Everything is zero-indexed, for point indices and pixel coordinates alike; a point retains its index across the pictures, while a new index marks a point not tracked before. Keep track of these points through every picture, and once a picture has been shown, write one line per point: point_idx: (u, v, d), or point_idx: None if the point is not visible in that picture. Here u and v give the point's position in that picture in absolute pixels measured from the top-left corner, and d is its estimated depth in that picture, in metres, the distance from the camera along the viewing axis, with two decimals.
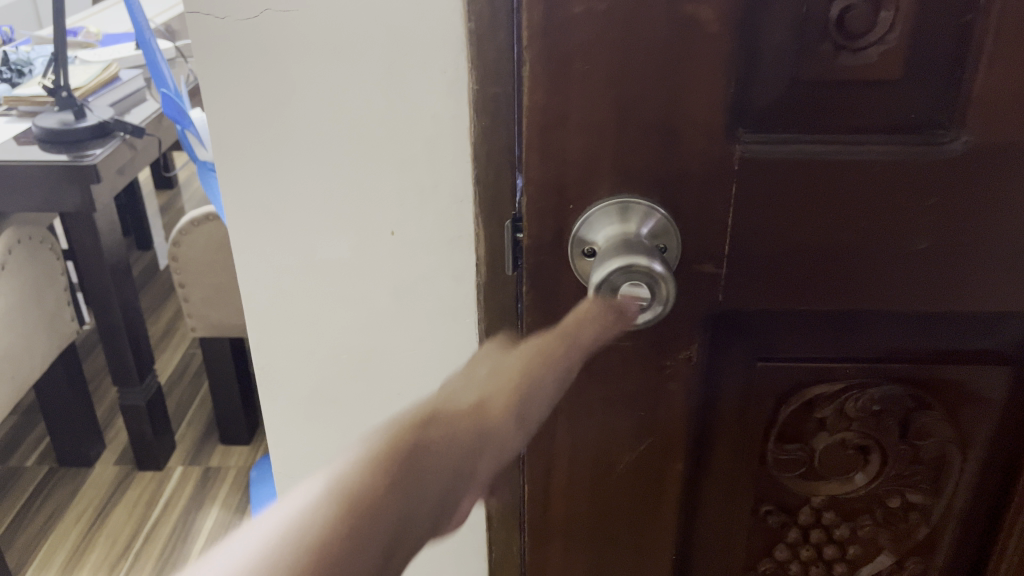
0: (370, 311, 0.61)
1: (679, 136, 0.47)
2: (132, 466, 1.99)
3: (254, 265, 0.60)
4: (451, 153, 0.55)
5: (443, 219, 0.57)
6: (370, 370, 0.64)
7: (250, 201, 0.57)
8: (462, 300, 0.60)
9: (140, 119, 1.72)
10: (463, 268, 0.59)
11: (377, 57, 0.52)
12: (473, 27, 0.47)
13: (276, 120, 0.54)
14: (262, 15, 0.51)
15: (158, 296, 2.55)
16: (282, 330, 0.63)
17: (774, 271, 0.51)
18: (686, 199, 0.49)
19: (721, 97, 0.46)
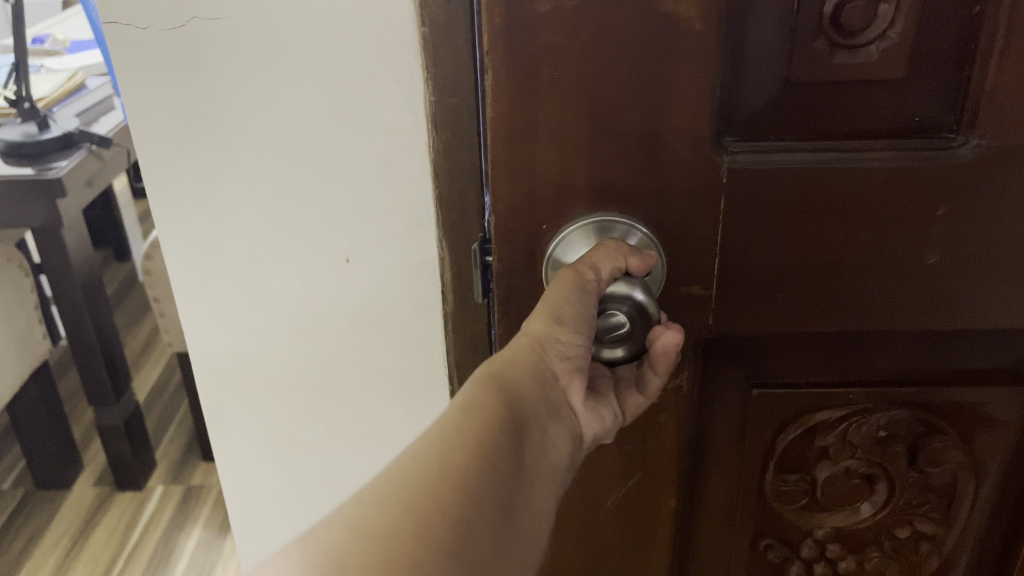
0: (327, 344, 0.57)
1: (659, 146, 0.42)
2: (111, 486, 1.93)
3: (198, 294, 0.56)
4: (409, 175, 0.50)
5: (405, 245, 0.53)
6: (335, 408, 0.60)
7: (195, 231, 0.53)
8: (428, 333, 0.56)
9: (107, 130, 1.66)
10: (428, 298, 0.55)
11: (324, 70, 0.47)
12: (429, 29, 0.43)
13: (217, 138, 0.50)
14: (189, 23, 0.47)
15: (136, 310, 2.49)
16: (232, 361, 0.58)
17: (769, 290, 0.46)
18: (664, 217, 0.44)
19: (706, 102, 0.41)
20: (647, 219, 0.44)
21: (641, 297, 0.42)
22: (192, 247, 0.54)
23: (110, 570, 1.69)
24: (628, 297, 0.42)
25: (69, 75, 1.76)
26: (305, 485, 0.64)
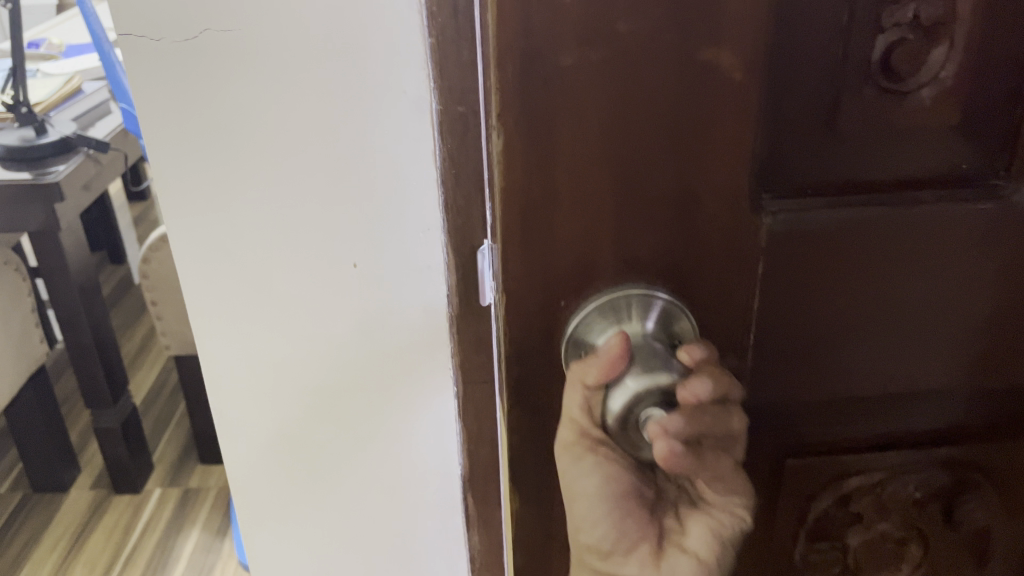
0: (334, 352, 0.60)
1: (692, 206, 0.39)
2: (108, 490, 1.90)
3: (206, 308, 0.58)
4: (414, 185, 0.54)
5: (412, 253, 0.57)
6: (339, 415, 0.63)
7: (208, 242, 0.56)
8: (432, 337, 0.60)
9: (104, 134, 1.63)
10: (433, 304, 0.58)
11: (338, 87, 0.51)
12: (435, 38, 0.49)
13: (231, 153, 0.53)
14: (202, 34, 0.49)
15: (133, 312, 2.46)
16: (237, 374, 0.61)
17: (804, 356, 0.43)
18: (695, 289, 0.41)
19: (745, 156, 0.38)
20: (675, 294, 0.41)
21: (673, 380, 0.37)
22: (201, 261, 0.56)
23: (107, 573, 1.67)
24: (669, 387, 0.37)
25: (65, 79, 1.72)
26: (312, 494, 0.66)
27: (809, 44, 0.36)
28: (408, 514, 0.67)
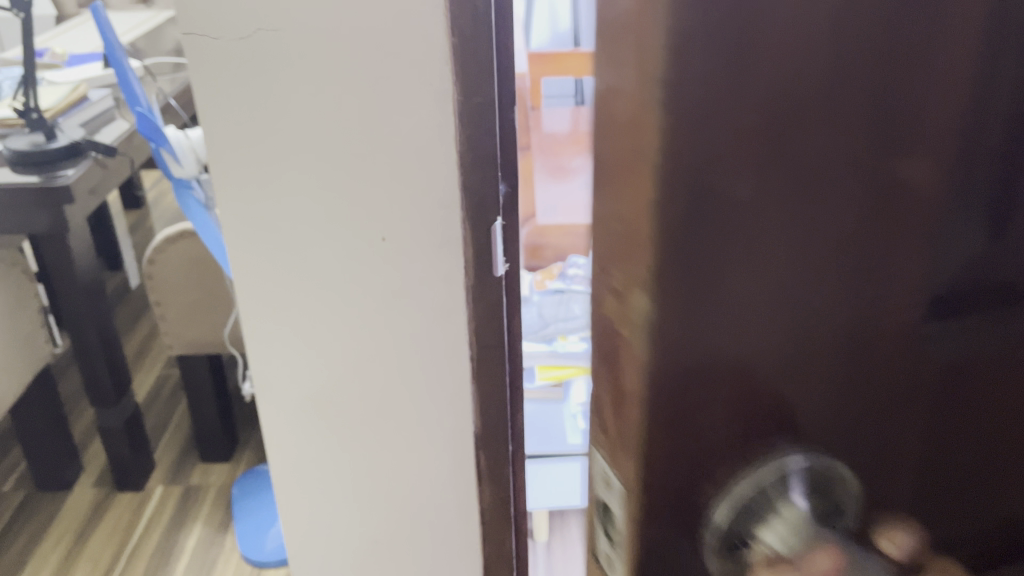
0: (367, 260, 0.91)
1: (867, 348, 0.30)
2: (111, 488, 1.88)
3: (273, 227, 0.89)
4: (430, 144, 0.84)
5: (427, 193, 0.86)
6: (372, 309, 0.94)
7: (266, 183, 0.86)
8: (438, 250, 0.90)
9: (112, 139, 1.63)
10: (444, 226, 0.89)
11: (362, 75, 0.80)
12: (457, 41, 0.76)
13: (283, 116, 0.82)
14: (257, 33, 0.78)
15: (132, 314, 2.44)
16: (296, 276, 0.92)
17: (972, 503, 0.34)
18: (865, 443, 0.31)
19: (928, 272, 0.29)
20: (834, 446, 0.31)
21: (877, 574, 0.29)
22: (267, 193, 0.87)
23: (110, 571, 1.66)
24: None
25: (71, 87, 1.67)
26: (353, 365, 0.98)
27: (994, 112, 0.27)
28: (427, 380, 0.99)
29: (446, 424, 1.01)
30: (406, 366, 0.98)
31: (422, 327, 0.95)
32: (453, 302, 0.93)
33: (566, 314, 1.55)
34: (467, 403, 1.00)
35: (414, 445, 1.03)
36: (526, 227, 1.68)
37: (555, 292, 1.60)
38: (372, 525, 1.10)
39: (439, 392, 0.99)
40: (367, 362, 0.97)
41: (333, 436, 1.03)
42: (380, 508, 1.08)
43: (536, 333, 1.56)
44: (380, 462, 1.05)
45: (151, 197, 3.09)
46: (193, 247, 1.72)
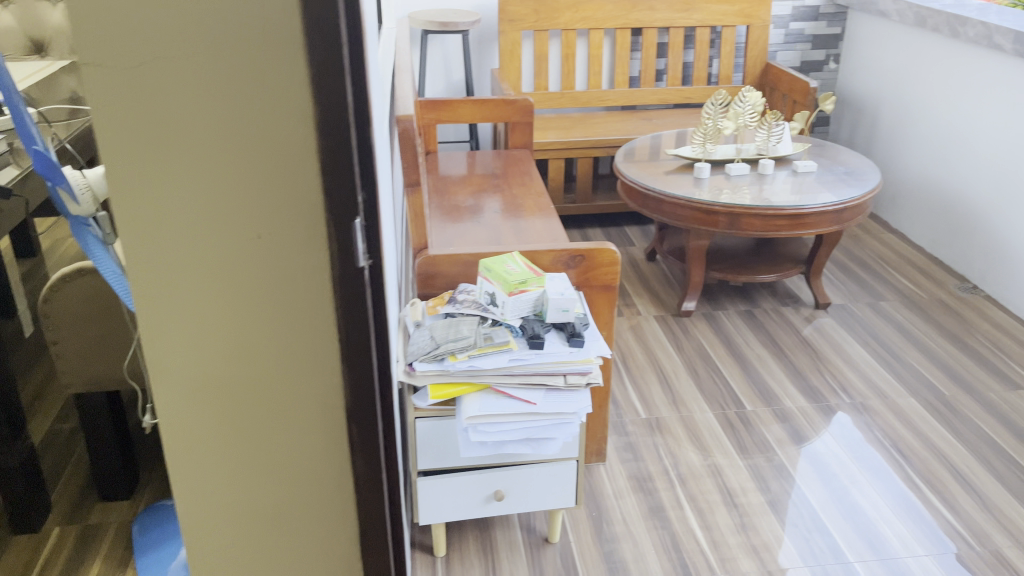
0: (243, 278, 0.91)
1: None
2: (5, 533, 1.86)
3: (150, 248, 0.89)
4: (302, 161, 0.87)
5: (300, 210, 0.89)
6: (249, 328, 0.93)
7: (147, 201, 0.87)
8: (312, 266, 0.91)
9: (5, 181, 1.64)
10: (314, 241, 0.90)
11: (244, 95, 0.83)
12: (315, 68, 0.83)
13: (164, 134, 0.84)
14: (154, 62, 0.81)
15: (27, 361, 2.41)
16: (173, 298, 0.91)
17: None
18: None
19: None
20: None
21: None
22: (146, 214, 0.87)
23: None
24: None
25: None
26: (233, 390, 0.96)
27: None
28: (304, 402, 0.98)
29: (322, 445, 1.01)
30: (285, 388, 0.97)
31: (301, 346, 0.95)
32: (325, 319, 0.94)
33: (456, 335, 1.58)
34: (343, 420, 1.00)
35: (292, 470, 1.02)
36: (417, 257, 1.78)
37: (446, 316, 1.66)
38: (256, 530, 1.05)
39: (317, 395, 0.98)
40: (246, 385, 0.96)
41: (210, 469, 1.01)
42: (256, 529, 1.05)
43: (429, 354, 1.55)
44: (255, 484, 1.02)
45: (46, 245, 3.05)
46: (94, 283, 1.71)
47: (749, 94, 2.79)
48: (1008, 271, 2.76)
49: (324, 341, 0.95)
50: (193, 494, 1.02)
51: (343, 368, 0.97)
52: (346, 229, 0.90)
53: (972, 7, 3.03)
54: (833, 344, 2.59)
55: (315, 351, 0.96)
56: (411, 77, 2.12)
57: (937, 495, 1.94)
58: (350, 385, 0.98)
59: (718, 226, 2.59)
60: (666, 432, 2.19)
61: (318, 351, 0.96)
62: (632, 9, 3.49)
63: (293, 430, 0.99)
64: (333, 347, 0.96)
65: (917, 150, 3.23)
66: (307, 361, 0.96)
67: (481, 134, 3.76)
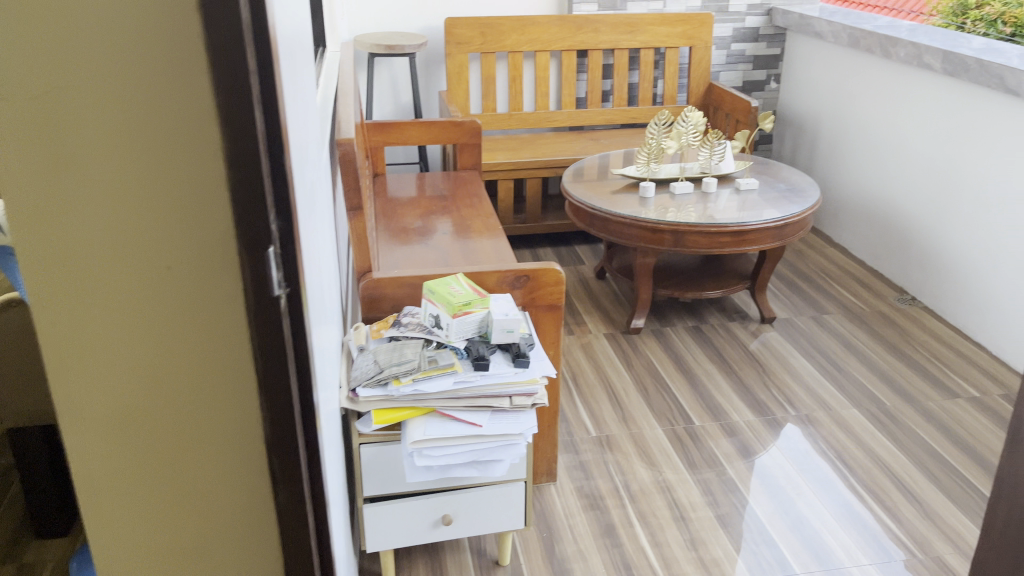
0: (149, 313, 0.77)
1: None
2: None
3: (34, 278, 0.75)
4: (212, 178, 0.74)
5: (212, 233, 0.76)
6: (158, 370, 0.80)
7: (27, 223, 0.73)
8: (228, 299, 0.79)
9: None
10: (228, 270, 0.78)
11: (141, 98, 0.71)
12: (223, 71, 0.70)
13: (46, 143, 0.70)
14: (28, 57, 0.68)
15: None
16: (65, 337, 0.77)
17: None
18: None
19: None
20: None
21: None
22: (28, 238, 0.73)
23: None
24: None
25: None
26: (141, 442, 0.83)
27: None
28: (225, 453, 0.85)
29: (246, 503, 0.88)
30: (202, 438, 0.84)
31: (217, 390, 0.82)
32: (245, 359, 0.81)
33: (400, 358, 1.57)
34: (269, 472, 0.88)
35: (212, 530, 0.89)
36: (362, 281, 1.77)
37: (390, 340, 1.65)
38: None
39: (238, 450, 0.85)
40: (157, 436, 0.83)
41: (118, 530, 0.87)
42: None
43: (372, 379, 1.54)
44: (170, 546, 0.89)
45: None
46: (26, 315, 1.66)
47: (691, 114, 2.84)
48: (945, 282, 2.83)
49: (244, 388, 0.83)
50: (102, 571, 0.88)
51: (265, 417, 0.85)
52: (262, 260, 0.78)
53: (903, 28, 3.13)
54: (779, 358, 2.63)
55: (233, 400, 0.83)
56: (354, 99, 2.12)
57: (879, 504, 1.98)
58: (274, 432, 0.85)
59: (663, 245, 2.63)
60: (616, 450, 2.20)
61: (238, 399, 0.83)
62: (577, 32, 3.54)
63: (213, 486, 0.86)
64: (256, 392, 0.83)
65: (855, 166, 3.31)
66: (225, 411, 0.83)
67: (431, 156, 3.77)
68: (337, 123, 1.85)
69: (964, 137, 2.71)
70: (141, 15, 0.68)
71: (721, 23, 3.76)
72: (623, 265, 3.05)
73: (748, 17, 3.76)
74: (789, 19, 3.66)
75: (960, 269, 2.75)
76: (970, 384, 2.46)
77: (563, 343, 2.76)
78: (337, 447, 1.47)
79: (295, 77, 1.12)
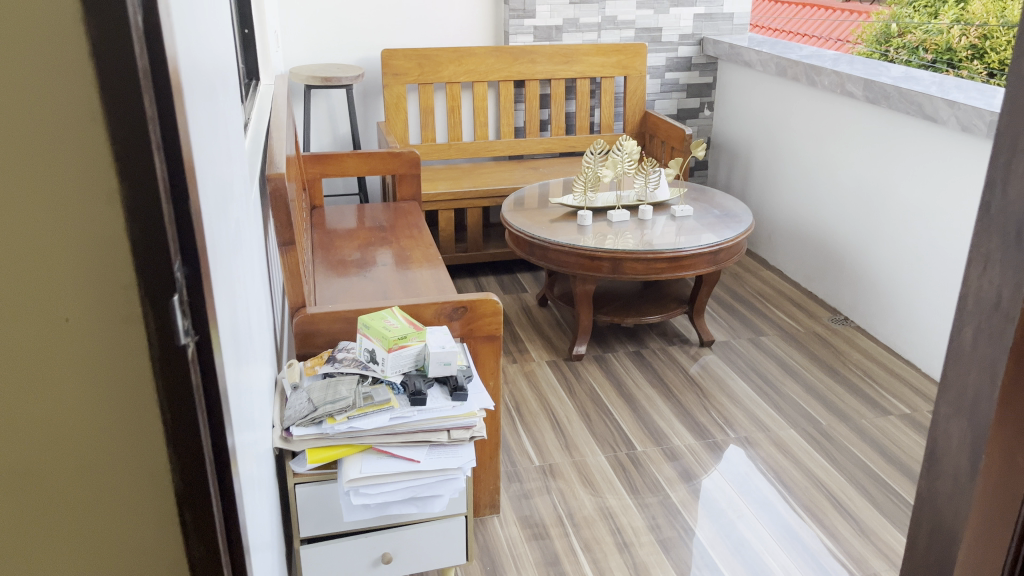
0: (41, 368, 0.66)
1: None
2: None
3: None
4: (107, 217, 0.62)
5: (107, 283, 0.63)
6: (52, 434, 0.68)
7: None
8: (129, 358, 0.66)
9: None
10: (129, 326, 0.65)
11: (19, 122, 0.59)
12: (110, 97, 0.58)
13: None
14: None
15: None
16: None
17: None
18: None
19: None
20: None
21: None
22: None
23: None
24: None
25: None
26: (38, 511, 0.71)
27: None
28: (135, 527, 0.73)
29: None
30: (110, 508, 0.72)
31: (122, 458, 0.70)
32: (154, 424, 0.69)
33: (334, 396, 1.54)
34: (186, 547, 0.76)
35: None
36: (296, 315, 1.74)
37: (324, 376, 1.63)
38: None
39: (152, 522, 0.73)
40: (55, 505, 0.71)
41: None
42: None
43: (306, 417, 1.51)
44: None
45: None
46: None
47: (626, 143, 2.90)
48: (875, 303, 2.92)
49: (156, 455, 0.70)
50: None
51: (180, 486, 0.72)
52: (167, 311, 0.65)
53: (827, 58, 3.24)
54: (719, 382, 2.66)
55: (143, 468, 0.71)
56: (287, 133, 2.10)
57: (817, 524, 2.01)
58: (189, 505, 0.73)
59: (602, 272, 2.66)
60: (560, 479, 2.19)
61: (150, 467, 0.71)
62: (514, 62, 3.58)
63: (125, 561, 0.75)
64: (169, 460, 0.71)
65: (787, 191, 3.40)
66: (136, 480, 0.71)
67: (370, 187, 3.75)
68: (268, 158, 1.83)
69: (888, 161, 2.80)
70: (11, 23, 0.57)
71: (654, 53, 3.84)
72: (564, 293, 3.07)
73: (680, 46, 3.86)
74: (720, 49, 3.76)
75: (889, 289, 2.84)
76: (902, 402, 2.52)
77: (506, 372, 2.75)
78: (269, 490, 1.44)
79: (214, 113, 1.11)
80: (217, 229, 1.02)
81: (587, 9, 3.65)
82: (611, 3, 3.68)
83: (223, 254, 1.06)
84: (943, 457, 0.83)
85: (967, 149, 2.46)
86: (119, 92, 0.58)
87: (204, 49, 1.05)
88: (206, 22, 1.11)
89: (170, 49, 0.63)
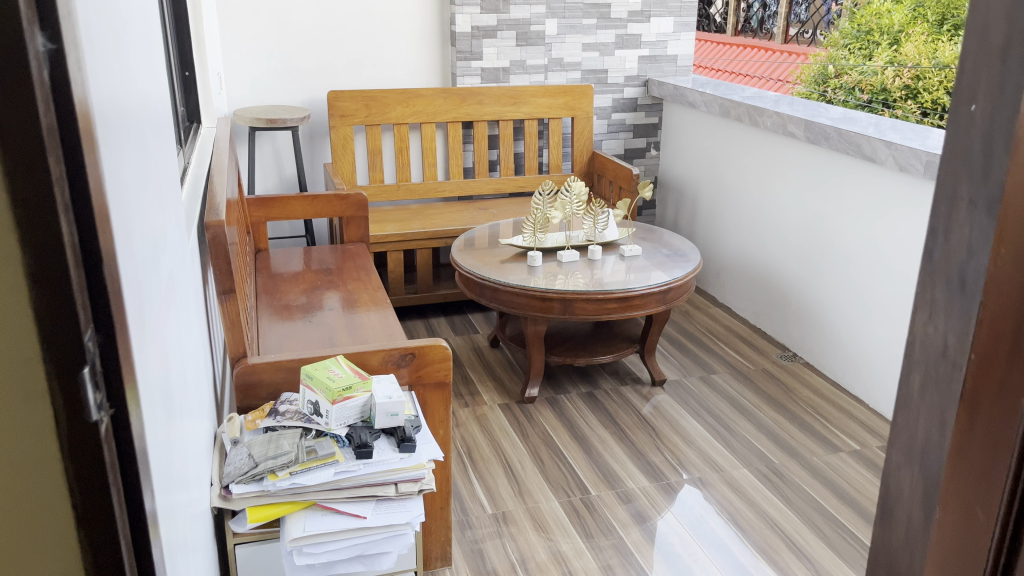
0: None
1: None
2: None
3: None
4: (8, 286, 0.57)
5: (4, 358, 0.59)
6: None
7: None
8: (33, 434, 0.61)
9: None
10: (32, 399, 0.60)
11: None
12: (8, 157, 0.54)
13: None
14: None
15: None
16: None
17: None
18: None
19: None
20: None
21: None
22: None
23: None
24: None
25: None
26: None
27: None
28: None
29: None
30: None
31: (26, 544, 0.64)
32: (64, 504, 0.64)
33: (276, 451, 1.49)
34: None
35: None
36: (236, 366, 1.68)
37: (265, 431, 1.56)
38: None
39: None
40: None
41: None
42: None
43: (246, 474, 1.45)
44: None
45: None
46: None
47: (574, 184, 2.91)
48: (822, 339, 2.96)
49: (66, 537, 0.65)
50: None
51: (91, 569, 0.67)
52: (76, 384, 0.60)
53: (768, 99, 3.31)
54: (671, 421, 2.65)
55: (46, 553, 0.65)
56: (228, 177, 2.05)
57: (773, 565, 1.99)
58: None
59: (553, 312, 2.64)
60: (512, 525, 2.15)
61: (59, 550, 0.65)
62: (462, 103, 3.58)
63: None
64: (79, 543, 0.66)
65: (734, 229, 3.45)
66: (44, 566, 0.65)
67: (318, 228, 3.70)
68: (207, 204, 1.78)
69: (831, 200, 2.86)
70: None
71: (601, 94, 3.89)
72: (516, 333, 3.05)
73: (625, 88, 3.91)
74: (664, 90, 3.82)
75: (835, 325, 2.88)
76: (851, 438, 2.54)
77: (457, 416, 2.70)
78: (207, 552, 1.37)
79: (145, 160, 1.06)
80: (146, 282, 0.97)
81: (533, 51, 3.68)
82: (556, 45, 3.72)
83: (152, 310, 1.01)
84: (895, 507, 0.77)
85: (905, 188, 2.51)
86: (23, 156, 0.54)
87: (133, 96, 1.01)
88: (136, 69, 1.07)
89: (80, 100, 0.60)
